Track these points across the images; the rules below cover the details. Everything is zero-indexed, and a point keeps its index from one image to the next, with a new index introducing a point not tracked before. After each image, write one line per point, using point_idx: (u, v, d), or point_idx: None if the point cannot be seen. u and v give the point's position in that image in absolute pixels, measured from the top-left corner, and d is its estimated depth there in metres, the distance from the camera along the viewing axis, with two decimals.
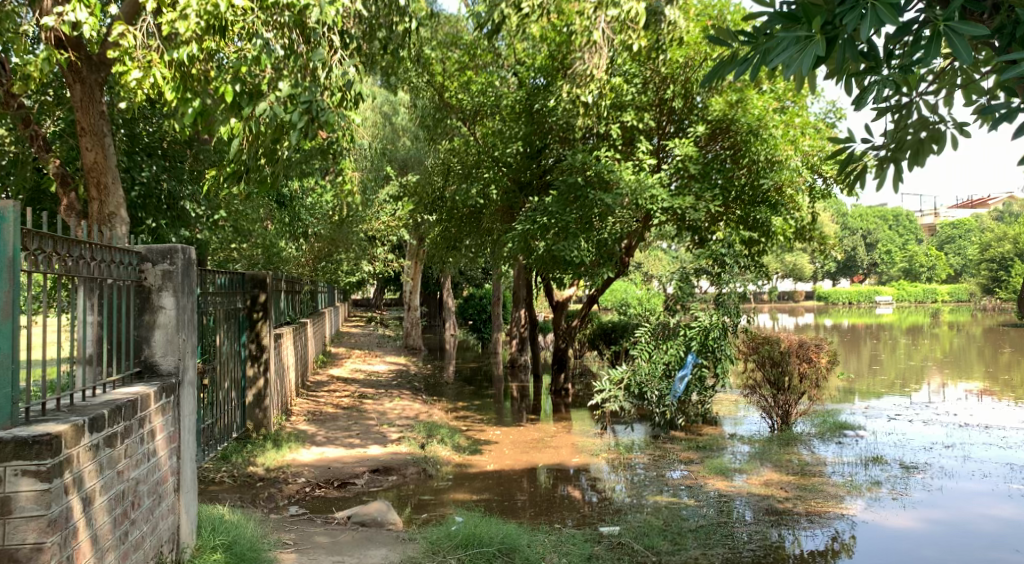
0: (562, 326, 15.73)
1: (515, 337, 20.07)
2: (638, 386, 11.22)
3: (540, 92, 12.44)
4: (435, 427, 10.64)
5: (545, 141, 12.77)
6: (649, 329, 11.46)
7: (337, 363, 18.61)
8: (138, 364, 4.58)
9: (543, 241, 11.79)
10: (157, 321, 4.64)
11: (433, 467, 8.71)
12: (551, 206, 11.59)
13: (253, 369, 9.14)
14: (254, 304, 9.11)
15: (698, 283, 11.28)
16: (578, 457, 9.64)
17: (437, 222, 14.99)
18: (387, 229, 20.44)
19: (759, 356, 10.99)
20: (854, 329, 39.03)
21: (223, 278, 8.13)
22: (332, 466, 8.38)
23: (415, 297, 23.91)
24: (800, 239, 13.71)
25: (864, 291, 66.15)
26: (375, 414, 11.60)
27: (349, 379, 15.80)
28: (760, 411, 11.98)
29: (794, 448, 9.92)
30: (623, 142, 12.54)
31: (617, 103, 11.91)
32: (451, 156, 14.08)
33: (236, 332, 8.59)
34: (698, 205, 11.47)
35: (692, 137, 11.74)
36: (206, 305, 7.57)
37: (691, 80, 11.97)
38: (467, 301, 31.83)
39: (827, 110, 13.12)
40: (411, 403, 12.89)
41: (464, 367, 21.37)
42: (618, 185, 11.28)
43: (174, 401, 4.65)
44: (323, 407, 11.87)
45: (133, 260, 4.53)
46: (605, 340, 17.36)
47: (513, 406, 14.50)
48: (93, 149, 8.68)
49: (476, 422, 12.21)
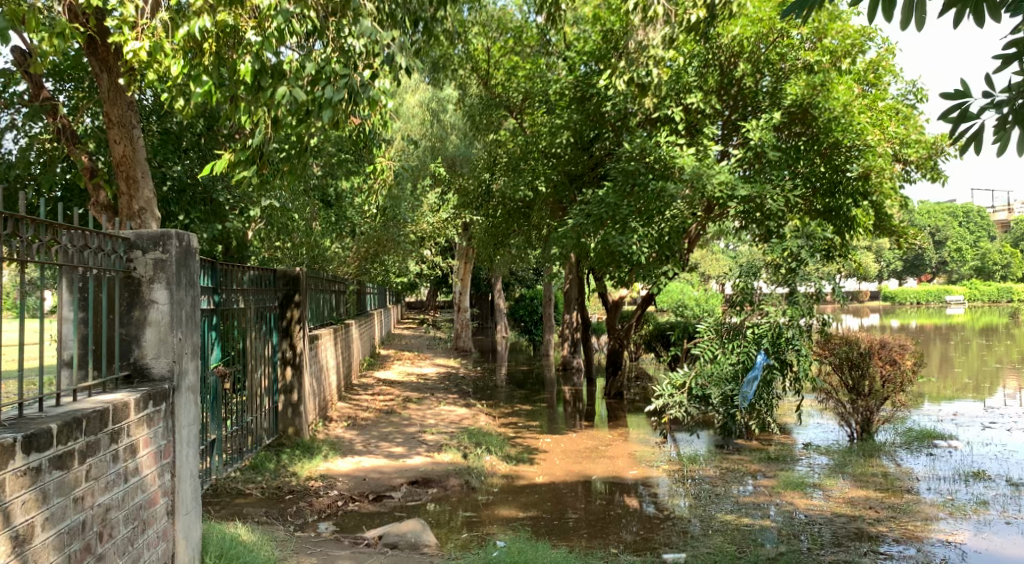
0: (616, 327, 14.88)
1: (567, 339, 19.33)
2: (701, 390, 10.17)
3: (593, 77, 11.44)
4: (481, 434, 9.94)
5: (598, 132, 11.82)
6: (711, 327, 10.43)
7: (385, 366, 18.12)
8: (126, 368, 3.97)
9: (597, 236, 11.02)
10: (149, 318, 4.03)
11: (477, 479, 7.99)
12: (607, 198, 10.82)
13: (288, 373, 8.55)
14: (287, 303, 8.57)
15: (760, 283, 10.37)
16: (636, 468, 8.82)
17: (484, 219, 14.33)
18: (436, 229, 19.97)
19: (837, 359, 10.11)
20: (923, 331, 37.05)
21: (253, 273, 7.66)
22: (368, 478, 7.72)
23: (465, 298, 23.36)
24: (877, 230, 12.75)
25: (933, 291, 63.56)
26: (419, 420, 10.96)
27: (394, 382, 15.30)
28: (835, 418, 10.95)
29: (876, 459, 8.95)
30: (686, 130, 11.55)
31: (680, 84, 11.05)
32: (496, 148, 13.30)
33: (267, 333, 8.08)
34: (779, 195, 10.54)
35: (769, 122, 10.76)
36: (233, 303, 7.04)
37: (778, 54, 10.97)
38: (517, 303, 31.14)
39: (907, 90, 12.10)
40: (457, 408, 12.23)
41: (515, 371, 20.67)
42: (680, 173, 10.42)
43: (169, 410, 4.01)
44: (363, 412, 11.32)
45: (119, 248, 3.92)
46: (662, 341, 16.49)
47: (566, 411, 13.75)
48: (121, 141, 8.54)
49: (525, 429, 11.50)
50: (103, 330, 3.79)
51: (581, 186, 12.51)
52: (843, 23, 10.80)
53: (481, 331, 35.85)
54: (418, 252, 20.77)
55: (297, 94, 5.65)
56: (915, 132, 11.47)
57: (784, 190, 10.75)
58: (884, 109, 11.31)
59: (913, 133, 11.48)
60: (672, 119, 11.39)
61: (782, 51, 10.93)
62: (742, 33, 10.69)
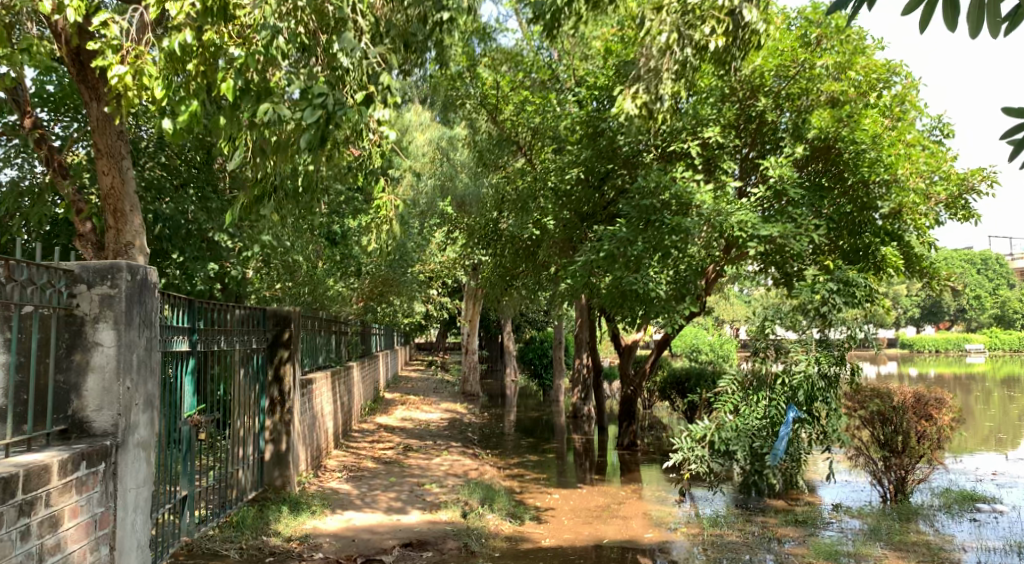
0: (629, 373, 14.21)
1: (578, 385, 18.65)
2: (723, 444, 9.43)
3: (604, 111, 11.03)
4: (484, 489, 9.26)
5: (610, 167, 11.30)
6: (733, 378, 9.81)
7: (388, 411, 17.45)
8: (63, 422, 3.41)
9: (610, 274, 10.47)
10: (91, 364, 3.47)
11: (476, 542, 7.28)
12: (621, 233, 10.33)
13: (279, 420, 7.99)
14: (275, 342, 8.01)
15: (778, 331, 9.67)
16: (652, 531, 8.09)
17: (492, 258, 13.79)
18: (444, 268, 19.47)
19: (867, 413, 9.47)
20: (944, 379, 36.08)
21: (239, 312, 7.21)
22: (358, 539, 7.05)
23: (473, 340, 22.77)
24: (905, 274, 12.14)
25: (952, 339, 62.44)
26: (419, 472, 10.30)
27: (396, 428, 14.65)
28: (866, 475, 10.20)
29: (913, 524, 8.21)
30: (703, 166, 11.10)
31: (695, 119, 10.57)
32: (506, 185, 12.89)
33: (253, 377, 7.55)
34: (802, 235, 10.01)
35: (790, 156, 10.40)
36: (214, 344, 6.49)
37: (800, 87, 10.48)
38: (527, 345, 30.44)
39: (933, 126, 11.55)
40: (462, 458, 11.56)
41: (524, 416, 19.93)
42: (698, 210, 9.92)
43: (111, 470, 3.44)
44: (361, 462, 10.67)
45: (60, 283, 3.40)
46: (678, 389, 15.78)
47: (576, 462, 13.02)
48: (110, 173, 8.24)
49: (532, 483, 10.80)
50: (35, 378, 3.25)
51: (592, 225, 12.00)
52: (866, 57, 10.37)
53: (491, 374, 35.14)
54: (425, 292, 20.26)
55: (281, 113, 5.31)
56: (945, 167, 10.95)
57: (809, 231, 10.10)
58: (911, 143, 10.72)
59: (941, 169, 10.92)
60: (687, 155, 10.90)
61: (805, 84, 10.43)
62: (763, 64, 10.34)
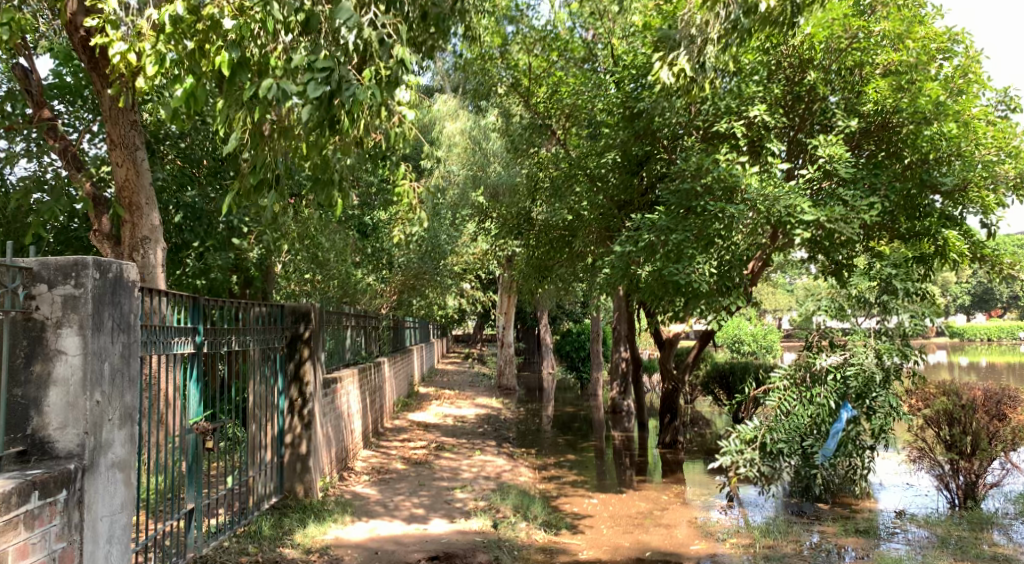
0: (670, 368, 13.52)
1: (616, 379, 18.05)
2: (775, 446, 8.72)
3: (642, 91, 10.42)
4: (518, 494, 8.73)
5: (649, 151, 10.68)
6: (784, 374, 9.06)
7: (422, 406, 17.02)
8: (21, 442, 3.05)
9: (649, 265, 9.88)
10: (54, 375, 3.11)
11: (508, 554, 6.75)
12: (662, 222, 9.73)
13: (298, 423, 7.59)
14: (295, 341, 7.61)
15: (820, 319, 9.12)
16: (699, 542, 7.51)
17: (524, 248, 13.26)
18: (476, 260, 19.00)
19: (933, 412, 8.71)
20: (999, 369, 34.68)
21: (256, 309, 6.82)
22: (382, 551, 6.58)
23: (508, 333, 22.30)
24: (968, 261, 11.29)
25: (1005, 328, 60.22)
26: (450, 474, 9.80)
27: (429, 425, 14.23)
28: (930, 479, 9.44)
29: (988, 534, 7.48)
30: (749, 148, 10.41)
31: (740, 97, 9.91)
32: (538, 172, 12.35)
33: (270, 377, 7.15)
34: (853, 217, 9.20)
35: (843, 134, 9.69)
36: (222, 344, 6.06)
37: (854, 59, 9.82)
38: (564, 337, 29.90)
39: (999, 99, 10.68)
40: (496, 459, 11.05)
41: (560, 412, 19.34)
42: (744, 194, 9.27)
43: (76, 497, 3.06)
44: (391, 463, 10.25)
45: (17, 282, 3.04)
46: (721, 384, 15.10)
47: (616, 462, 12.46)
48: (124, 164, 7.95)
49: (569, 485, 10.26)
50: None
51: (629, 214, 11.37)
52: (925, 26, 9.57)
53: (526, 367, 34.69)
54: (459, 285, 19.83)
55: (281, 91, 5.08)
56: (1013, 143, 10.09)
57: (861, 213, 9.28)
58: (976, 115, 9.85)
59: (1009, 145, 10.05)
60: (731, 135, 10.19)
61: (859, 55, 9.77)
62: (813, 34, 9.64)
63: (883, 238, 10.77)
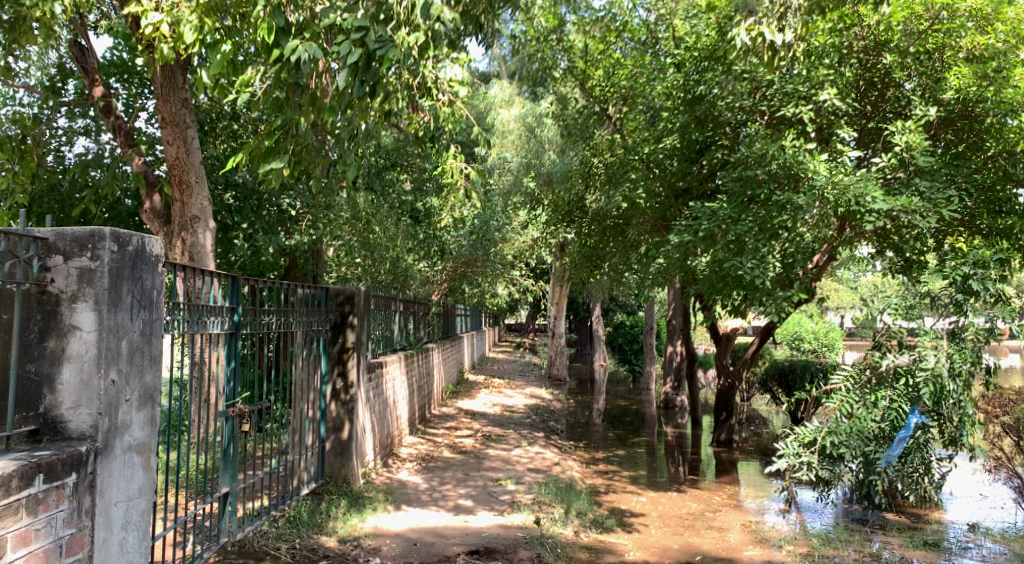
0: (727, 364, 13.05)
1: (670, 373, 17.57)
2: (835, 449, 8.09)
3: (705, 74, 9.97)
4: (565, 489, 8.45)
5: (710, 137, 10.24)
6: (849, 375, 8.54)
7: (471, 394, 16.87)
8: (33, 421, 3.04)
9: (707, 254, 9.44)
10: (68, 352, 3.09)
11: (551, 552, 6.46)
12: (722, 210, 9.28)
13: (340, 408, 7.44)
14: (339, 324, 7.46)
15: (882, 318, 8.57)
16: (754, 548, 7.11)
17: (577, 237, 12.91)
18: (528, 248, 18.72)
19: (1014, 421, 8.07)
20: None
21: (300, 290, 6.69)
22: (421, 543, 6.37)
23: (560, 323, 21.98)
24: None
25: None
26: (496, 465, 9.58)
27: (477, 414, 14.05)
28: (1010, 491, 8.77)
29: None
30: (818, 135, 9.84)
31: (811, 81, 9.36)
32: (593, 158, 11.99)
33: (312, 360, 7.03)
34: (931, 211, 8.58)
35: (921, 120, 9.05)
36: (261, 325, 5.92)
37: (935, 41, 9.07)
38: (617, 329, 29.40)
39: None
40: (543, 451, 10.79)
41: (611, 405, 18.96)
42: (811, 182, 8.76)
43: (86, 479, 3.03)
44: (436, 451, 10.08)
45: (31, 253, 3.01)
46: (780, 382, 14.51)
47: (668, 459, 12.06)
48: (174, 142, 7.90)
49: (618, 481, 9.93)
50: None
51: (687, 203, 10.99)
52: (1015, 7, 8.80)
53: (578, 358, 34.34)
54: (511, 273, 19.59)
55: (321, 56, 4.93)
56: None
57: (939, 207, 8.66)
58: None
59: None
60: (799, 120, 9.64)
61: (941, 38, 9.01)
62: (892, 13, 9.02)
63: (964, 233, 10.05)
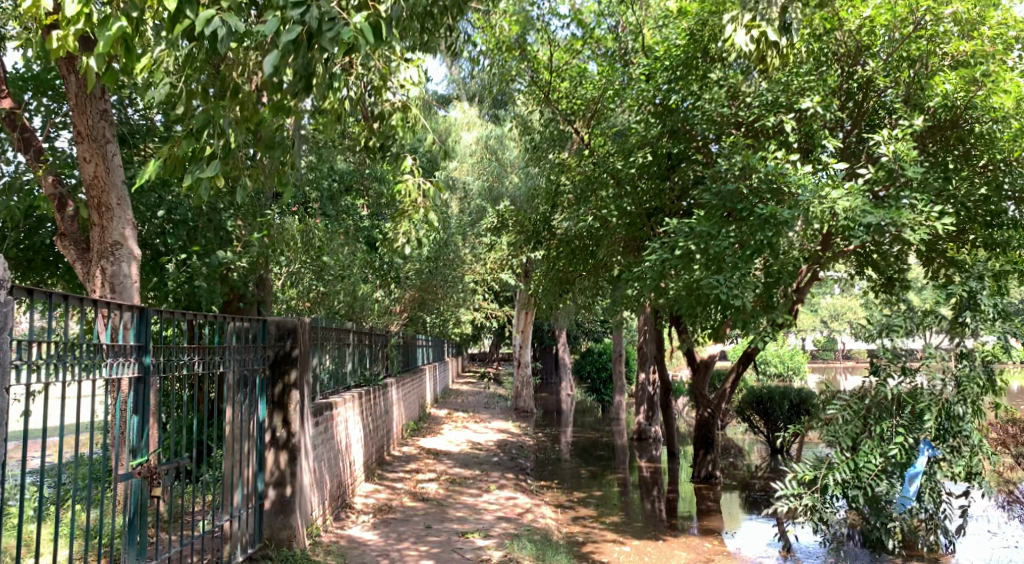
0: (705, 393, 12.35)
1: (643, 402, 16.84)
2: (837, 490, 7.38)
3: (678, 84, 9.41)
4: (541, 543, 7.55)
5: (682, 152, 9.60)
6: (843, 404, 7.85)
7: (435, 431, 15.89)
8: None
9: (685, 276, 8.71)
10: None
11: None
12: (700, 227, 8.58)
13: (280, 459, 6.49)
14: (280, 362, 6.55)
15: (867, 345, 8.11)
16: None
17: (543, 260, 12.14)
18: (492, 273, 17.90)
19: None
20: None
21: (233, 323, 5.76)
22: None
23: (525, 352, 21.17)
24: None
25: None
26: (461, 514, 8.63)
27: (441, 453, 13.10)
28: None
29: None
30: (799, 147, 9.27)
31: (791, 89, 8.80)
32: (559, 175, 11.26)
33: (247, 405, 6.08)
34: (921, 226, 7.92)
35: (907, 129, 8.49)
36: (180, 367, 4.96)
37: (917, 47, 8.59)
38: (583, 356, 28.63)
39: None
40: (514, 496, 9.89)
41: (581, 437, 18.14)
42: (794, 197, 8.11)
43: None
44: (394, 499, 9.11)
45: None
46: (758, 411, 13.85)
47: (646, 497, 11.24)
48: (92, 159, 6.91)
49: (595, 528, 9.08)
50: None
51: (660, 222, 10.18)
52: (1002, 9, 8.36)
53: (545, 387, 33.52)
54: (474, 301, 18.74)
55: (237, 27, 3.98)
56: None
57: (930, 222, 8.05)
58: None
59: None
60: (780, 131, 9.06)
61: (924, 44, 8.56)
62: (873, 17, 8.56)
63: (951, 250, 9.55)
